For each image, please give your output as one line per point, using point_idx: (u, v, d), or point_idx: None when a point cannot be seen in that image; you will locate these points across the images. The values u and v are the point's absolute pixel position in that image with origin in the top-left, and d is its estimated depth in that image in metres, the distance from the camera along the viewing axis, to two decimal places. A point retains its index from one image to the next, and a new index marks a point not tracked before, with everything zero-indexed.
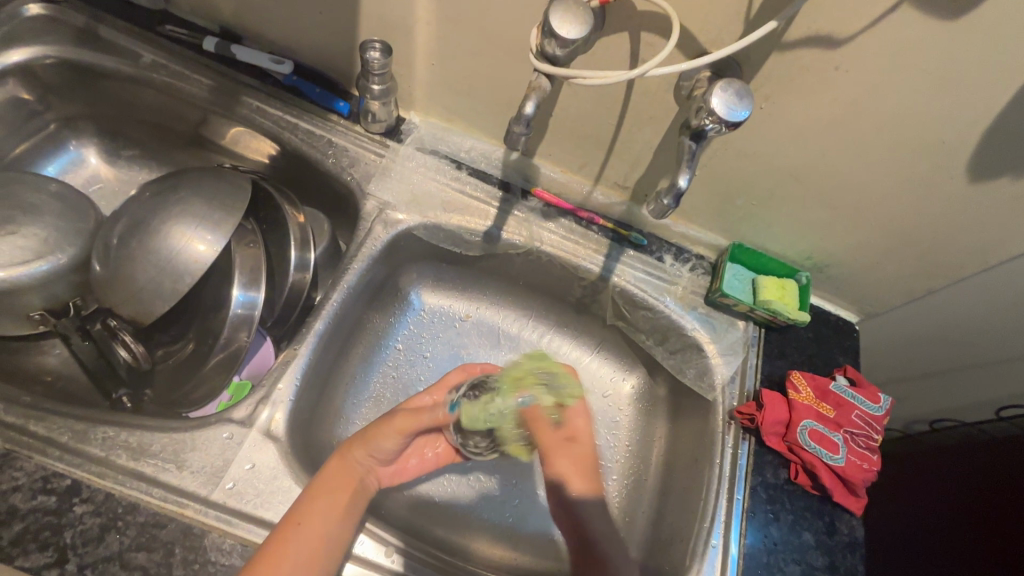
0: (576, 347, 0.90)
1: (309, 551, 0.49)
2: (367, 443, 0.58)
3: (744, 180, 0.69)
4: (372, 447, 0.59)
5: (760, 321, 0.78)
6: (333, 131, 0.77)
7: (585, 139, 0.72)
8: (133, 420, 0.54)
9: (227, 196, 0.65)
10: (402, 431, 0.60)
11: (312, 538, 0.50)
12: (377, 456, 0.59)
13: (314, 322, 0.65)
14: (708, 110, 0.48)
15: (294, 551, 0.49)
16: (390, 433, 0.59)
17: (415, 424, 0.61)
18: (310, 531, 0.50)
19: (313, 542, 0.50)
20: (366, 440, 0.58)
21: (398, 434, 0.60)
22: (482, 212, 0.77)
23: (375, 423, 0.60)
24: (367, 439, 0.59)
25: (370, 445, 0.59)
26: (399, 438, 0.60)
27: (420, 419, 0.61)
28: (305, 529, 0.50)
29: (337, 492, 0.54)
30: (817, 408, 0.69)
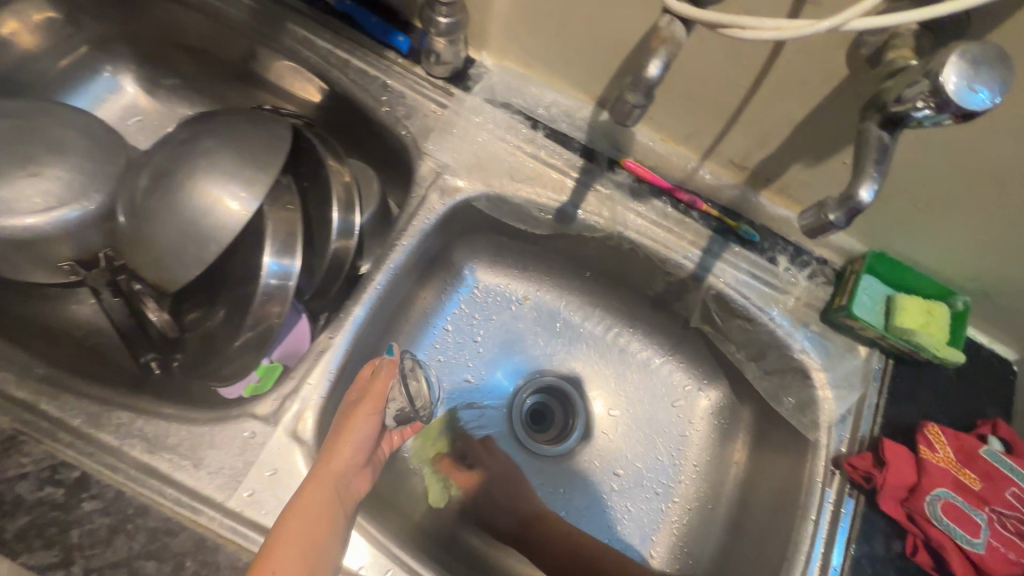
0: (647, 347, 0.78)
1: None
2: (339, 445, 0.51)
3: (914, 176, 0.52)
4: (349, 441, 0.51)
5: (889, 350, 0.63)
6: (389, 72, 0.64)
7: (701, 103, 0.56)
8: (150, 407, 0.49)
9: (256, 147, 0.55)
10: (371, 414, 0.53)
11: (293, 571, 0.43)
12: (355, 457, 0.51)
13: (353, 306, 0.56)
14: (930, 86, 0.32)
15: None
16: (359, 420, 0.53)
17: (381, 394, 0.55)
18: (285, 566, 0.43)
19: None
20: (334, 442, 0.51)
21: (366, 418, 0.53)
22: (558, 185, 0.64)
23: (344, 417, 0.53)
24: (341, 444, 0.51)
25: (343, 441, 0.51)
26: (370, 419, 0.53)
27: (383, 386, 0.56)
28: (279, 565, 0.43)
29: (314, 518, 0.46)
30: (957, 475, 0.55)
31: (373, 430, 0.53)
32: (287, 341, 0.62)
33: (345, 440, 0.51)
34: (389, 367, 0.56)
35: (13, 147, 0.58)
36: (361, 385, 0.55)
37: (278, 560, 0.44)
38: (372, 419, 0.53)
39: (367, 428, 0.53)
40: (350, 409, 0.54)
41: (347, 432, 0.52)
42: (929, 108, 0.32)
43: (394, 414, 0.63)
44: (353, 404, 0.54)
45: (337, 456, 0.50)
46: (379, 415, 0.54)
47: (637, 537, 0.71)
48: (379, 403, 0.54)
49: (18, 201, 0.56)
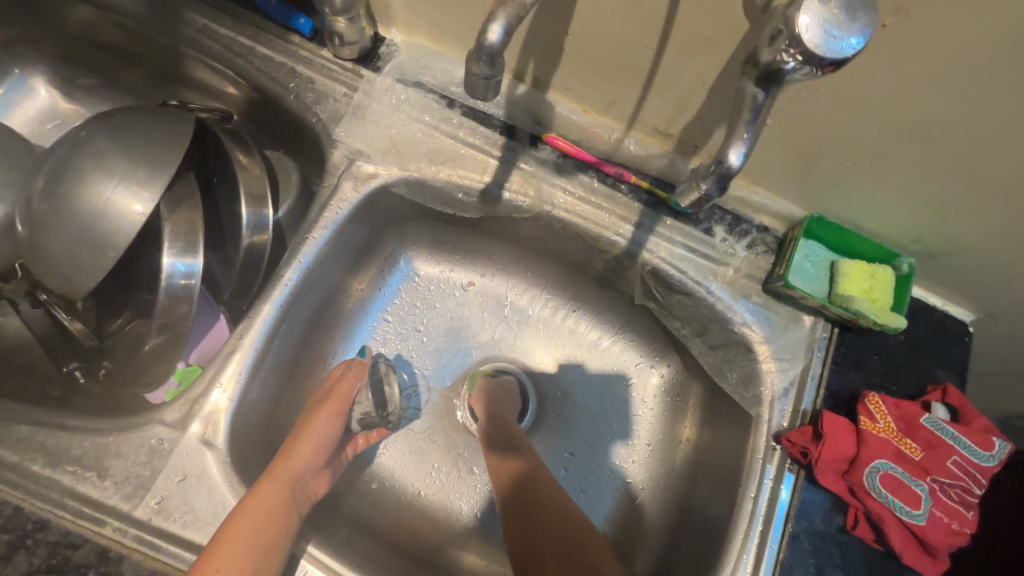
0: (597, 327, 0.74)
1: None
2: (299, 445, 0.57)
3: (841, 136, 0.48)
4: (312, 440, 0.57)
5: (834, 319, 0.60)
6: (296, 57, 0.61)
7: (612, 69, 0.52)
8: (54, 419, 0.49)
9: (152, 146, 0.53)
10: (334, 414, 0.60)
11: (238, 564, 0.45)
12: (316, 454, 0.57)
13: (264, 304, 0.54)
14: (790, 36, 0.29)
15: None
16: (323, 420, 0.59)
17: (347, 397, 0.62)
18: (232, 557, 0.45)
19: (241, 567, 0.45)
20: (298, 441, 0.57)
21: (329, 419, 0.60)
22: (480, 166, 0.61)
23: (307, 417, 0.60)
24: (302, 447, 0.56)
25: (305, 442, 0.57)
26: (333, 419, 0.60)
27: (348, 387, 0.62)
28: (226, 556, 0.45)
29: (271, 508, 0.48)
30: (897, 446, 0.53)
31: (334, 431, 0.59)
32: (203, 344, 0.61)
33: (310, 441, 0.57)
34: (358, 369, 0.64)
35: None
36: (326, 391, 0.63)
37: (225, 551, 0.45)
38: (334, 421, 0.60)
39: (328, 429, 0.59)
40: (314, 414, 0.60)
41: (312, 434, 0.58)
42: (795, 59, 0.29)
43: (359, 419, 0.63)
44: (318, 404, 0.61)
45: (296, 455, 0.55)
46: (341, 417, 0.61)
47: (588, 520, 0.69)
48: (344, 405, 0.61)
49: None
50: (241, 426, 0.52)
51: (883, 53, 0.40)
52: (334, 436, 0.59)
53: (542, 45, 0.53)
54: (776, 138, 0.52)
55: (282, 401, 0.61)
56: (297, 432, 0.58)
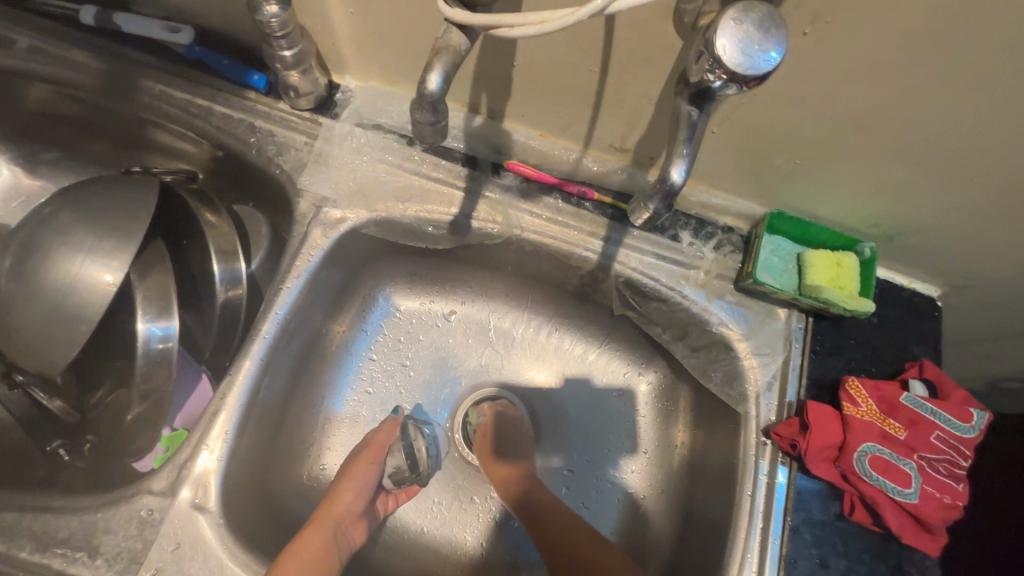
0: (581, 340, 0.74)
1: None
2: (340, 493, 0.60)
3: (786, 135, 0.50)
4: (351, 489, 0.60)
5: (807, 310, 0.61)
6: (254, 112, 0.62)
7: (562, 94, 0.54)
8: (37, 502, 0.48)
9: (117, 216, 0.54)
10: (371, 464, 0.63)
11: None
12: (356, 502, 0.60)
13: (244, 360, 0.54)
14: (712, 57, 0.31)
15: None
16: (361, 470, 0.62)
17: (382, 447, 0.64)
18: None
19: None
20: (338, 490, 0.60)
21: (366, 467, 0.63)
22: (446, 198, 0.62)
23: (346, 466, 0.63)
24: (345, 495, 0.60)
25: (346, 488, 0.61)
26: (370, 469, 0.63)
27: (383, 439, 0.65)
28: None
29: (315, 554, 0.53)
30: (881, 427, 0.54)
31: (370, 480, 0.62)
32: (186, 406, 0.61)
33: (353, 488, 0.61)
34: (390, 425, 0.66)
35: None
36: (364, 441, 0.65)
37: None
38: (370, 472, 0.63)
39: (367, 478, 0.62)
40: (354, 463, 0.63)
41: (354, 484, 0.61)
42: (721, 78, 0.31)
43: (390, 475, 0.66)
44: (356, 455, 0.64)
45: (336, 502, 0.59)
46: (377, 466, 0.63)
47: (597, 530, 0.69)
48: (379, 456, 0.64)
49: None
50: (233, 485, 0.51)
51: (811, 55, 0.42)
52: (372, 485, 0.62)
53: (492, 78, 0.55)
54: (726, 142, 0.54)
55: (272, 452, 0.60)
56: (337, 483, 0.61)
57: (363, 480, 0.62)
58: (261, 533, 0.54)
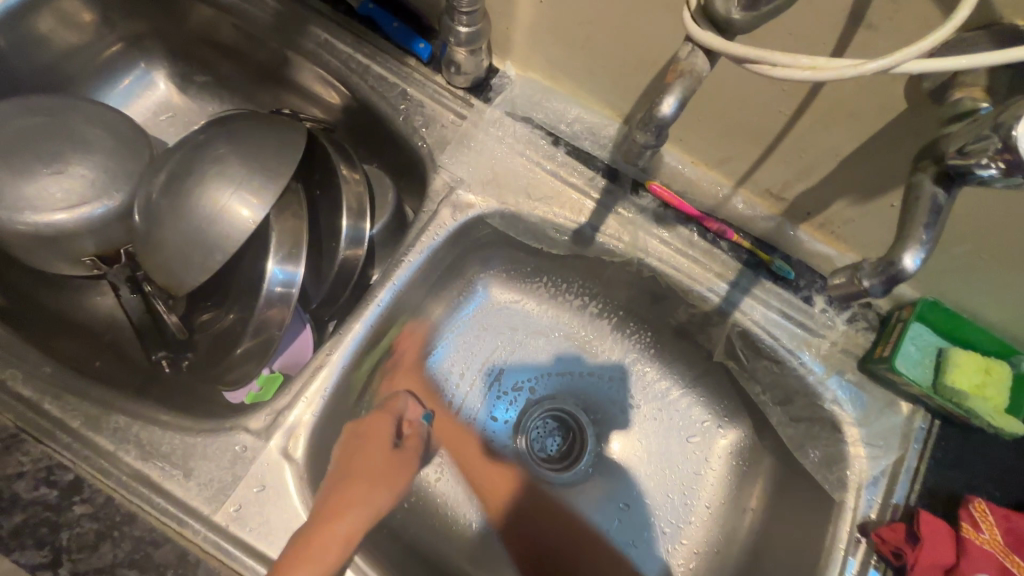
0: (652, 359, 0.72)
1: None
2: (360, 459, 0.54)
3: (986, 225, 0.45)
4: (374, 476, 0.53)
5: (936, 409, 0.56)
6: (409, 80, 0.62)
7: (739, 128, 0.51)
8: (146, 411, 0.49)
9: (271, 156, 0.55)
10: (384, 468, 0.55)
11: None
12: (373, 493, 0.52)
13: (354, 322, 0.55)
14: (1004, 139, 0.29)
15: None
16: (370, 459, 0.55)
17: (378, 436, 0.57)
18: None
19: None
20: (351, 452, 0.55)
21: (377, 470, 0.54)
22: (577, 206, 0.60)
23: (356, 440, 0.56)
24: (366, 476, 0.52)
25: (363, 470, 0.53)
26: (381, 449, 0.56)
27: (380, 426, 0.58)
28: None
29: (333, 539, 0.45)
30: (1003, 561, 0.49)
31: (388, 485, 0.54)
32: (290, 351, 0.62)
33: (366, 458, 0.55)
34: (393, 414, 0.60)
35: (39, 142, 0.59)
36: (350, 457, 0.54)
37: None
38: (380, 456, 0.55)
39: (377, 477, 0.53)
40: (349, 471, 0.53)
41: (372, 479, 0.52)
42: (998, 166, 0.29)
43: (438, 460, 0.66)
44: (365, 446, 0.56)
45: (355, 466, 0.53)
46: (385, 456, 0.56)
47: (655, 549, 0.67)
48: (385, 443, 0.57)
49: (45, 198, 0.57)
50: (318, 441, 0.52)
51: None
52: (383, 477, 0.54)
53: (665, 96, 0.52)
54: None
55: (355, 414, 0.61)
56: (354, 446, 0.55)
57: (383, 468, 0.55)
58: None
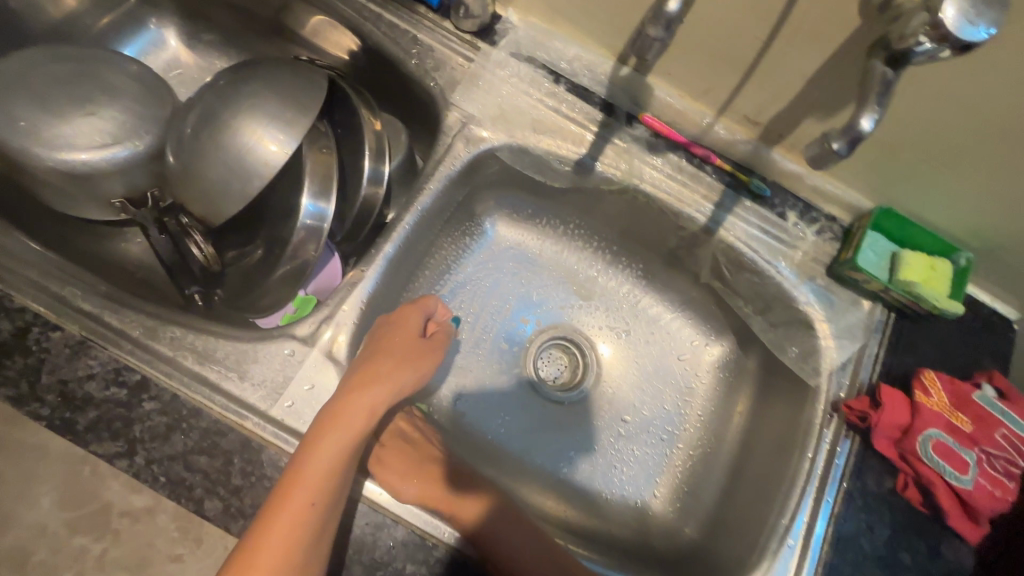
0: (645, 288, 0.80)
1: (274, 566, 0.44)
2: (382, 356, 0.54)
3: (926, 129, 0.54)
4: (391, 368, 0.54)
5: (892, 304, 0.65)
6: (419, 26, 0.67)
7: (720, 56, 0.58)
8: (199, 324, 0.54)
9: (299, 93, 0.59)
10: (409, 361, 0.56)
11: (318, 475, 0.46)
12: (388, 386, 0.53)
13: (383, 244, 0.60)
14: (932, 21, 0.36)
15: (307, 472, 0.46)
16: (392, 352, 0.55)
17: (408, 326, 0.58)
18: (315, 470, 0.47)
19: (324, 467, 0.47)
20: (377, 347, 0.55)
21: (399, 360, 0.55)
22: (578, 139, 0.66)
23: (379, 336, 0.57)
24: (392, 356, 0.55)
25: (381, 364, 0.54)
26: (404, 343, 0.56)
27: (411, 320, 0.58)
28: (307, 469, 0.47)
29: (350, 425, 0.49)
30: (949, 418, 0.58)
31: (410, 375, 0.55)
32: (320, 277, 0.65)
33: (387, 351, 0.55)
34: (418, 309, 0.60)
35: (67, 86, 0.61)
36: (381, 337, 0.56)
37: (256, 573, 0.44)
38: (403, 351, 0.56)
39: (401, 373, 0.54)
40: (379, 347, 0.55)
41: (398, 358, 0.55)
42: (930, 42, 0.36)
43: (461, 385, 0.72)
44: (389, 336, 0.57)
45: (378, 361, 0.54)
46: (408, 353, 0.56)
47: (655, 454, 0.74)
48: (411, 335, 0.57)
49: (75, 138, 0.60)
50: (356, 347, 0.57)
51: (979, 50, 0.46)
52: (405, 370, 0.55)
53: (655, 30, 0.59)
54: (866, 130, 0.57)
55: None
56: (375, 344, 0.55)
57: (410, 351, 0.56)
58: None
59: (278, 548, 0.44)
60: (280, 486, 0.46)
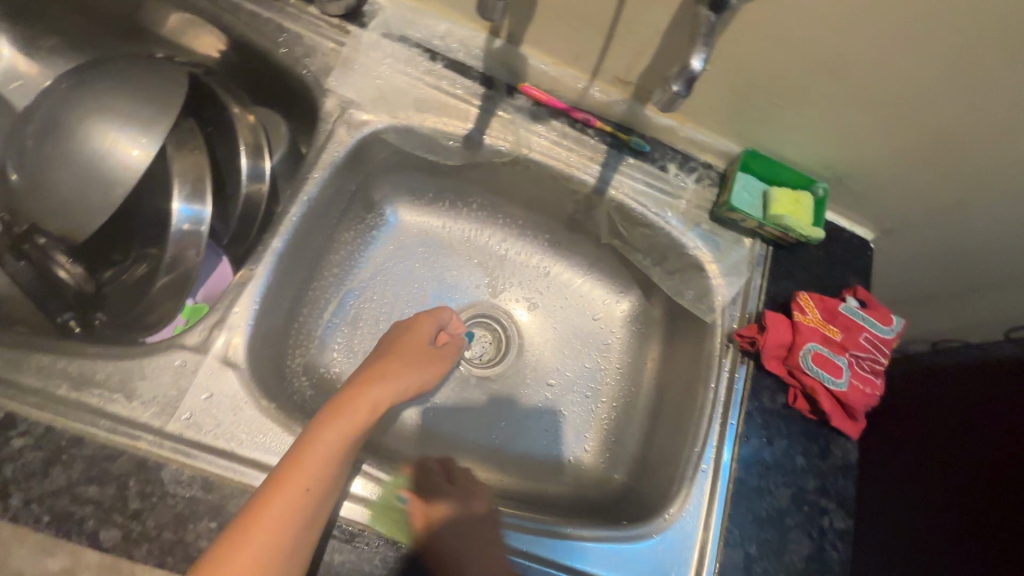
0: (554, 255, 0.82)
1: (266, 548, 0.42)
2: (387, 363, 0.59)
3: (768, 74, 0.59)
4: (398, 375, 0.58)
5: (768, 238, 0.72)
6: (282, 12, 0.64)
7: (582, 21, 0.60)
8: (71, 348, 0.50)
9: (152, 90, 0.55)
10: (414, 371, 0.61)
11: (321, 464, 0.46)
12: (396, 391, 0.57)
13: (272, 239, 0.58)
14: None
15: (311, 462, 0.46)
16: (398, 362, 0.60)
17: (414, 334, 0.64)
18: (316, 463, 0.46)
19: (323, 459, 0.47)
20: (384, 358, 0.60)
21: (400, 368, 0.59)
22: (462, 114, 0.67)
23: (382, 350, 0.62)
24: (401, 360, 0.60)
25: (390, 370, 0.58)
26: (413, 349, 0.63)
27: (417, 330, 0.65)
28: (309, 462, 0.46)
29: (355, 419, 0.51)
30: (822, 331, 0.65)
31: (412, 380, 0.60)
32: (208, 283, 0.63)
33: (395, 358, 0.60)
34: (426, 318, 0.67)
35: None
36: (393, 345, 0.62)
37: (248, 552, 0.41)
38: (409, 361, 0.61)
39: (408, 380, 0.59)
40: (389, 354, 0.61)
41: (406, 363, 0.60)
42: None
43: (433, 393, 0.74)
44: (397, 343, 0.63)
45: (383, 369, 0.58)
46: (411, 363, 0.61)
47: (582, 412, 0.77)
48: (417, 342, 0.64)
49: None
50: (256, 348, 0.55)
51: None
52: (408, 382, 0.59)
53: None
54: (717, 78, 0.62)
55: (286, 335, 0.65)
56: (383, 354, 0.61)
57: (417, 357, 0.62)
58: (281, 400, 0.58)
59: (273, 529, 0.42)
60: (284, 464, 0.45)
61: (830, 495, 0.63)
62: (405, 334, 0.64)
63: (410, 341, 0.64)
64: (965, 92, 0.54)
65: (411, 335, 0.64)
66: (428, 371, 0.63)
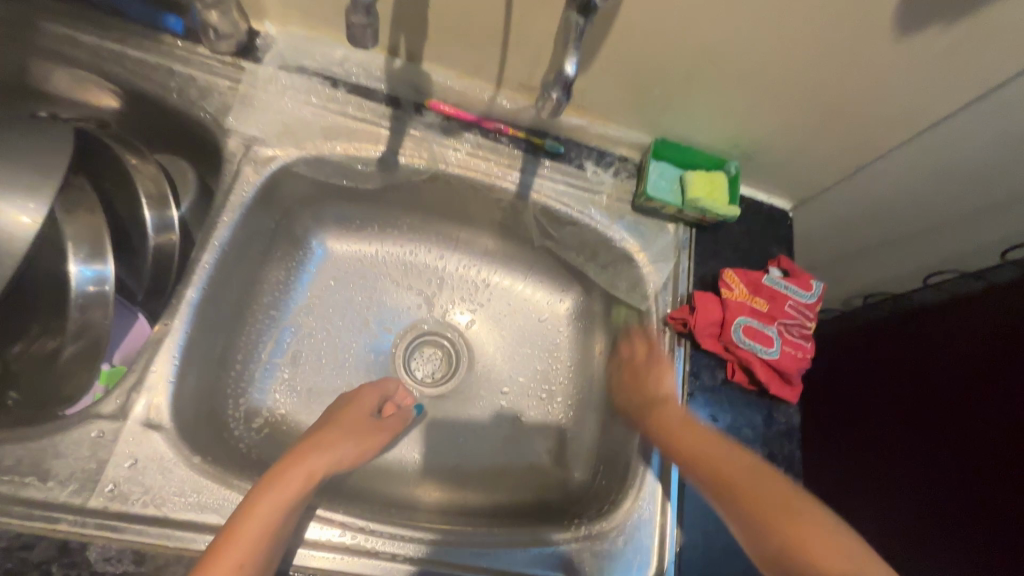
0: (491, 264, 0.82)
1: None
2: (324, 433, 0.56)
3: (659, 67, 0.61)
4: (336, 446, 0.55)
5: (691, 222, 0.73)
6: (171, 56, 0.63)
7: (473, 35, 0.60)
8: None
9: (33, 155, 0.53)
10: (356, 442, 0.57)
11: (241, 550, 0.44)
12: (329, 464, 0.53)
13: (185, 290, 0.57)
14: None
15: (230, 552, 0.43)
16: (338, 431, 0.56)
17: (359, 403, 0.61)
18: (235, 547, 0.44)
19: (249, 546, 0.44)
20: (323, 428, 0.56)
21: (339, 436, 0.56)
22: (373, 137, 0.66)
23: (325, 420, 0.59)
24: (339, 428, 0.57)
25: (328, 441, 0.55)
26: (355, 417, 0.59)
27: (363, 398, 0.62)
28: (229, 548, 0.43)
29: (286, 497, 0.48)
30: (749, 304, 0.67)
31: (351, 450, 0.56)
32: (126, 342, 0.62)
33: (331, 425, 0.57)
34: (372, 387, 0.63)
35: None
36: (333, 412, 0.59)
37: None
38: (350, 432, 0.57)
39: (346, 451, 0.55)
40: (329, 421, 0.58)
41: (344, 431, 0.57)
42: None
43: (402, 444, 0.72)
44: (338, 411, 0.60)
45: (321, 440, 0.55)
46: (353, 432, 0.58)
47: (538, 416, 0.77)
48: (362, 411, 0.60)
49: None
50: (181, 405, 0.53)
51: None
52: (346, 455, 0.55)
53: (408, 20, 0.60)
54: (613, 75, 0.63)
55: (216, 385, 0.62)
56: (322, 423, 0.57)
57: (358, 426, 0.59)
58: (216, 454, 0.56)
59: None
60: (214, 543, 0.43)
61: (778, 461, 0.65)
62: (349, 402, 0.61)
63: (356, 410, 0.60)
64: (840, 66, 0.56)
65: (355, 401, 0.61)
66: (373, 438, 0.59)
